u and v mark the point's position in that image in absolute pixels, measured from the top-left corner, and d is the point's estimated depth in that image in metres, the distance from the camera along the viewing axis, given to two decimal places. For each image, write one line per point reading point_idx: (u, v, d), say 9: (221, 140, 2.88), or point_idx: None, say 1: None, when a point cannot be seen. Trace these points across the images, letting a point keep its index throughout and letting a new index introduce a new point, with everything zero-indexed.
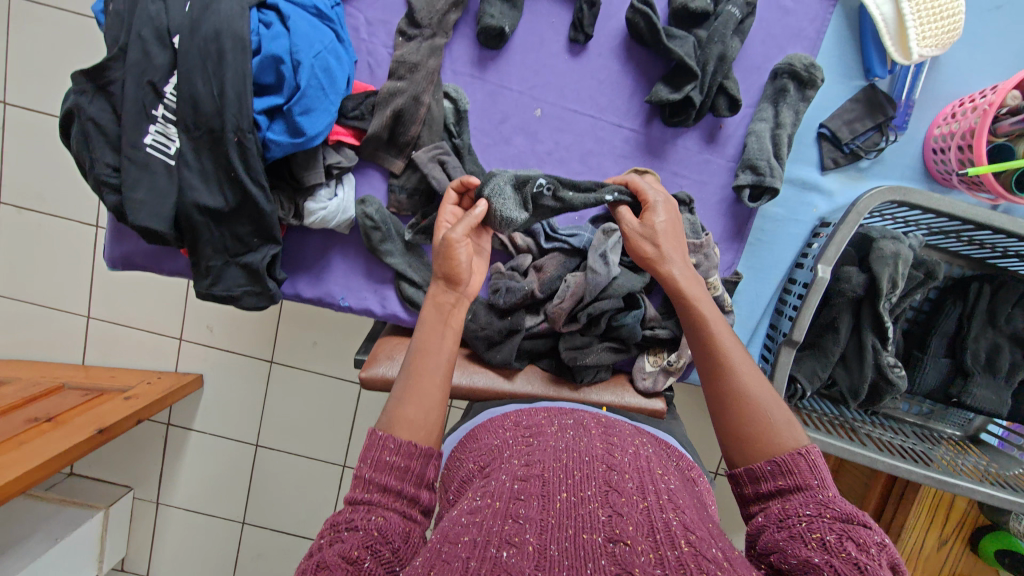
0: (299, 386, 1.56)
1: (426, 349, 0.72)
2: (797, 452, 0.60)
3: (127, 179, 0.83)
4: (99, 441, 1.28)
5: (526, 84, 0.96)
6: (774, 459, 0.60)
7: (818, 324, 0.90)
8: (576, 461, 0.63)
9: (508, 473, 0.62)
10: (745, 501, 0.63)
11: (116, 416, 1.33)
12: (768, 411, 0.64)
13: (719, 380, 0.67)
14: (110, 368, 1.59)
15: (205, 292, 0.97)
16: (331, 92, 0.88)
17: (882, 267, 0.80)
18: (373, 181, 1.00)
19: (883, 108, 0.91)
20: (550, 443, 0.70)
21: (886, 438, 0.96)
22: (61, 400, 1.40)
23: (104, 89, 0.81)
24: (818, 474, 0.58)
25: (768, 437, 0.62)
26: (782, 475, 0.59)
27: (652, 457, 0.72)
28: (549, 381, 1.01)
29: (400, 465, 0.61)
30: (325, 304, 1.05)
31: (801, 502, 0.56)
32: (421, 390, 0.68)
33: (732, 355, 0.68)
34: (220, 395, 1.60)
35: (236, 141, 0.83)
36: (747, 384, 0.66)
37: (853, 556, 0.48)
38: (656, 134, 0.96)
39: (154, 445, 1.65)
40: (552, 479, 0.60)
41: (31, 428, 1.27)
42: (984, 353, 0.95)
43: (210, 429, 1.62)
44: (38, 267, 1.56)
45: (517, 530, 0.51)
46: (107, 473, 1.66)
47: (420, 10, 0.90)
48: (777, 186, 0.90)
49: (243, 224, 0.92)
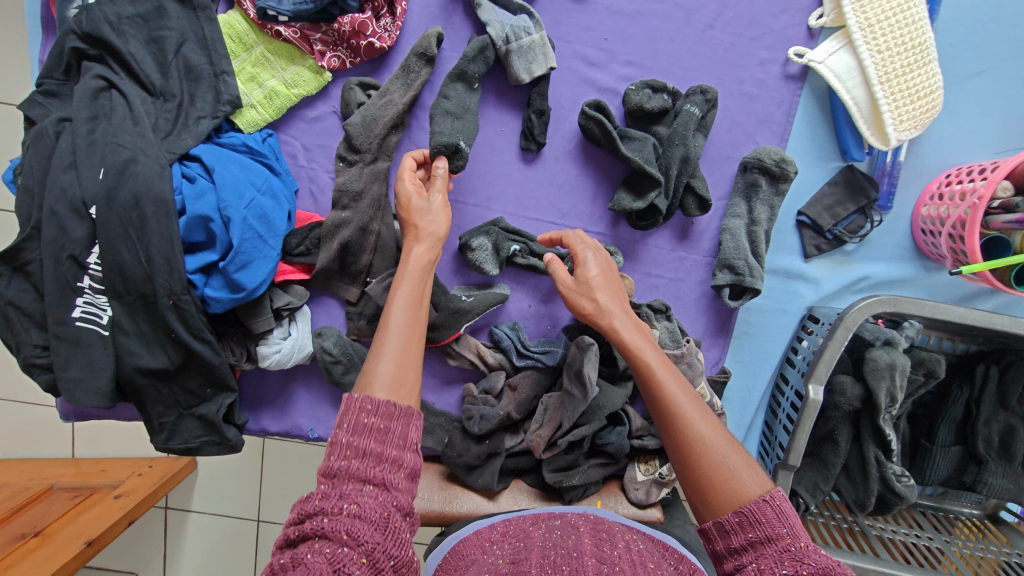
0: (292, 460, 1.52)
1: (404, 319, 0.61)
2: (763, 498, 0.52)
3: (58, 358, 0.77)
4: (90, 553, 1.22)
5: (482, 197, 0.89)
6: (740, 510, 0.52)
7: (816, 434, 0.83)
8: (564, 557, 0.58)
9: (492, 573, 0.58)
10: (719, 564, 0.53)
11: (104, 524, 1.27)
12: (726, 455, 0.55)
13: (669, 428, 0.59)
14: (100, 460, 1.54)
15: (160, 450, 0.88)
16: (270, 236, 0.81)
17: (878, 381, 0.75)
18: (330, 310, 0.94)
19: (865, 190, 0.84)
20: (536, 543, 0.64)
21: (897, 537, 0.89)
22: (48, 508, 1.34)
23: (21, 269, 0.76)
24: (788, 521, 0.50)
25: (730, 484, 0.54)
26: (750, 527, 0.50)
27: (647, 552, 0.64)
28: (537, 497, 0.94)
29: (380, 427, 0.50)
30: (293, 436, 0.99)
31: (775, 562, 0.47)
32: (404, 352, 0.58)
33: (680, 398, 0.60)
34: (214, 482, 1.56)
35: (172, 305, 0.78)
36: (700, 427, 0.57)
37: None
38: (624, 236, 0.90)
39: (153, 530, 1.60)
40: (537, 575, 0.54)
41: (18, 546, 1.21)
42: (997, 437, 0.88)
43: (209, 508, 1.57)
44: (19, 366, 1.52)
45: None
46: (108, 560, 1.61)
47: (356, 136, 0.83)
48: (759, 286, 0.83)
49: (192, 376, 0.85)
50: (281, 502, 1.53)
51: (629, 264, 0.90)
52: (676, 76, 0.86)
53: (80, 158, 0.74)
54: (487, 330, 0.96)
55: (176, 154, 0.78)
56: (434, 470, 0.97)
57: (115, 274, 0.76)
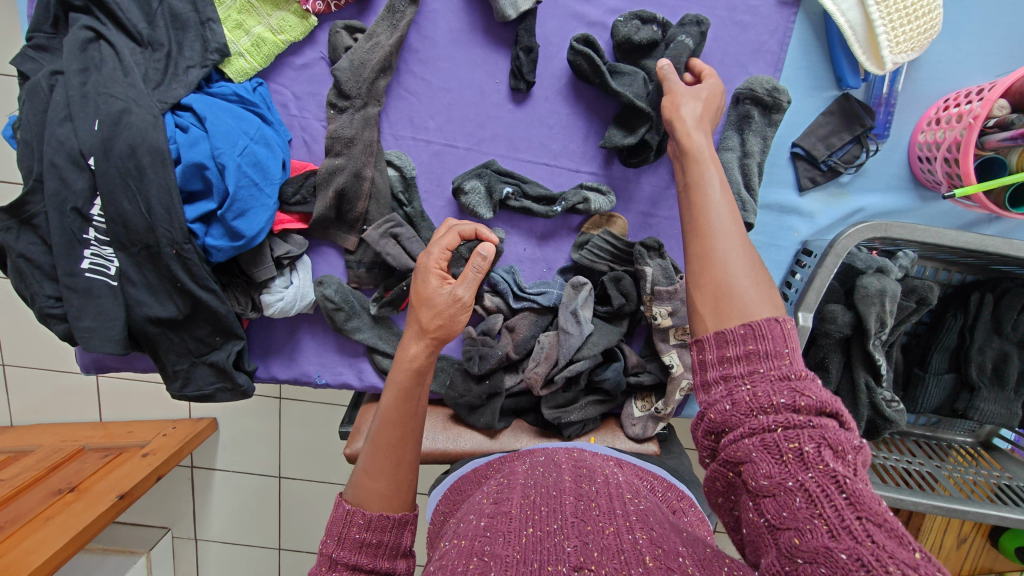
0: (305, 418, 1.57)
1: (391, 411, 0.66)
2: (774, 320, 0.49)
3: (71, 308, 0.81)
4: (121, 506, 1.30)
5: (473, 139, 0.89)
6: (750, 323, 0.50)
7: (808, 363, 0.84)
8: (543, 497, 0.61)
9: (476, 513, 0.61)
10: (703, 373, 0.52)
11: (134, 479, 1.35)
12: (749, 279, 0.53)
13: (702, 241, 0.56)
14: (126, 423, 1.62)
15: (176, 397, 0.92)
16: (265, 185, 0.83)
17: (867, 307, 0.75)
18: (329, 259, 0.96)
19: (861, 119, 0.83)
20: (519, 482, 0.67)
21: (889, 463, 0.92)
22: (81, 466, 1.44)
23: (29, 223, 0.78)
24: (792, 343, 0.48)
25: (744, 302, 0.51)
26: (754, 341, 0.48)
27: (626, 483, 0.66)
28: (537, 436, 0.97)
29: (370, 541, 0.60)
30: (302, 383, 1.03)
31: (773, 394, 0.45)
32: (400, 459, 0.64)
33: (721, 216, 0.57)
34: (233, 438, 1.62)
35: (175, 254, 0.81)
36: (733, 250, 0.55)
37: (833, 470, 0.41)
38: (616, 175, 0.90)
39: (180, 488, 1.68)
40: (517, 515, 0.57)
41: (55, 502, 1.30)
42: (990, 364, 0.89)
43: (230, 467, 1.64)
44: (39, 333, 1.57)
45: (482, 568, 0.48)
46: (143, 516, 1.71)
47: (345, 81, 0.83)
48: (751, 220, 0.83)
49: (202, 325, 0.89)
50: (298, 454, 1.60)
51: (622, 204, 0.91)
52: (666, 6, 0.84)
53: (75, 110, 0.75)
54: None
55: (168, 103, 0.79)
56: (439, 412, 1.00)
57: (118, 224, 0.78)
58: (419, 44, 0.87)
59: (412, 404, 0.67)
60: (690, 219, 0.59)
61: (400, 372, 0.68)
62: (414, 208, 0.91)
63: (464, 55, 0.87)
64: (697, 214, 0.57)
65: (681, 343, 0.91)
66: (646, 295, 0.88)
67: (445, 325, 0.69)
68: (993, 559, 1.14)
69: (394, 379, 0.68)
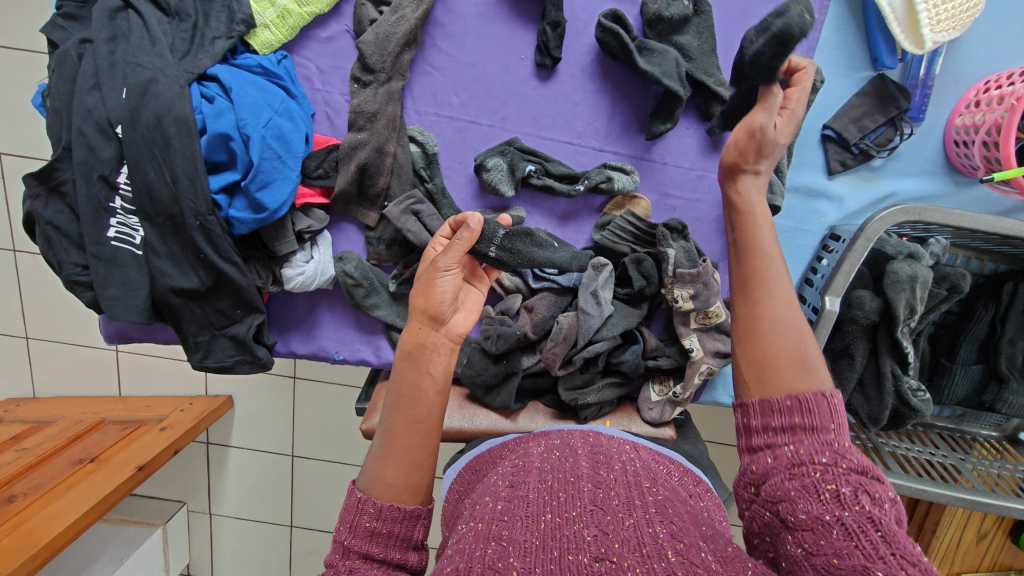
0: (322, 400, 1.58)
1: (397, 399, 0.65)
2: (821, 393, 0.50)
3: (97, 276, 0.82)
4: (140, 478, 1.33)
5: (497, 116, 0.88)
6: (797, 395, 0.51)
7: (832, 349, 0.83)
8: (561, 482, 0.61)
9: (493, 495, 0.62)
10: (746, 437, 0.54)
11: (153, 452, 1.38)
12: (805, 346, 0.54)
13: (752, 301, 0.57)
14: (146, 399, 1.65)
15: (196, 367, 0.93)
16: (289, 158, 0.83)
17: (897, 293, 0.73)
18: (349, 235, 0.96)
19: (896, 100, 0.81)
20: (534, 466, 0.67)
21: (912, 454, 0.90)
22: (101, 438, 1.47)
23: (56, 190, 0.79)
24: (839, 418, 0.49)
25: (794, 372, 0.53)
26: (800, 413, 0.50)
27: (642, 470, 0.65)
28: (553, 418, 0.97)
29: (381, 531, 0.58)
30: (320, 358, 1.03)
31: (815, 451, 0.47)
32: (409, 448, 0.63)
33: (775, 277, 0.57)
34: (249, 416, 1.64)
35: (198, 225, 0.81)
36: (785, 313, 0.55)
37: (870, 511, 0.42)
38: (641, 155, 0.89)
39: (197, 464, 1.72)
40: (535, 500, 0.58)
41: (76, 471, 1.33)
42: (1021, 357, 0.87)
43: (246, 444, 1.67)
44: (62, 309, 1.59)
45: (500, 553, 0.50)
46: (160, 491, 1.75)
47: (370, 54, 0.83)
48: (777, 203, 0.83)
49: (223, 298, 0.90)
50: (313, 433, 1.62)
51: (645, 184, 0.90)
52: None
53: (103, 78, 0.76)
54: None
55: (195, 74, 0.79)
56: (455, 392, 1.00)
57: (144, 194, 0.79)
58: (444, 18, 0.86)
59: (418, 391, 0.65)
60: (739, 278, 0.59)
61: (400, 352, 0.68)
62: (435, 185, 0.90)
63: (489, 29, 0.86)
64: (749, 275, 0.58)
65: (701, 328, 0.89)
66: (668, 277, 0.86)
67: (426, 294, 0.68)
68: (1014, 557, 1.12)
69: (397, 366, 0.67)
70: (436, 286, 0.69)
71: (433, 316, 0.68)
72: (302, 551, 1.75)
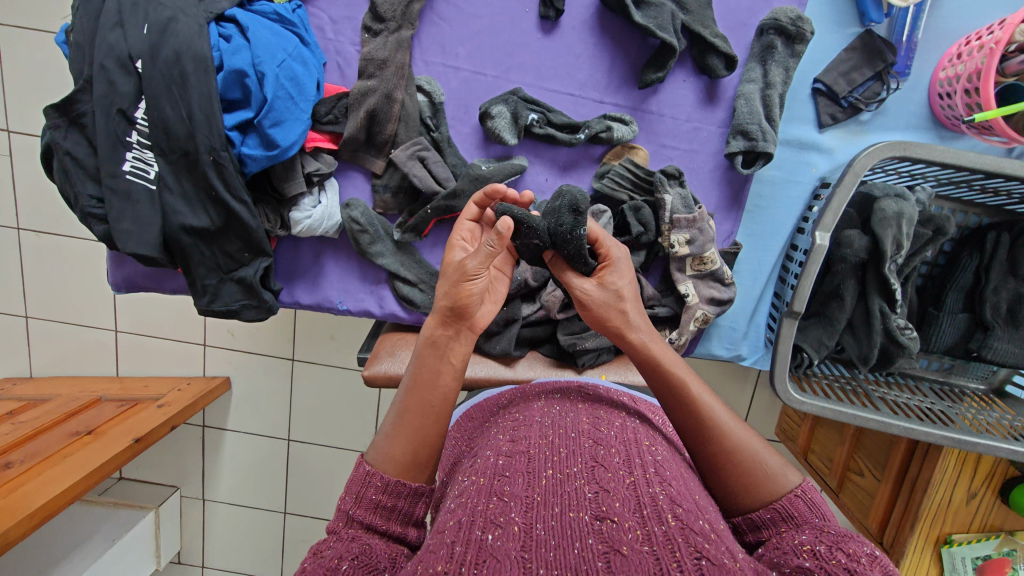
0: (323, 381, 1.60)
1: (414, 388, 0.67)
2: (794, 494, 0.59)
3: (111, 210, 0.84)
4: (137, 450, 1.35)
5: (502, 67, 0.92)
6: (773, 507, 0.59)
7: (823, 292, 0.86)
8: (562, 438, 0.64)
9: (494, 450, 0.64)
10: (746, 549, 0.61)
11: (150, 425, 1.39)
12: (763, 459, 0.62)
13: (704, 440, 0.64)
14: (144, 379, 1.66)
15: (202, 311, 0.95)
16: (301, 100, 0.86)
17: (884, 229, 0.77)
18: (356, 183, 0.98)
19: (882, 54, 0.85)
20: (535, 420, 0.70)
21: (903, 400, 0.92)
22: (99, 413, 1.48)
23: (76, 122, 0.82)
24: (818, 513, 0.58)
25: (764, 483, 0.61)
26: (782, 522, 0.58)
27: (640, 428, 0.70)
28: (551, 366, 1.00)
29: (386, 503, 0.59)
30: (324, 309, 1.06)
31: (798, 532, 0.55)
32: (421, 430, 0.65)
33: (716, 411, 0.65)
34: (247, 396, 1.65)
35: (212, 161, 0.84)
36: (735, 437, 0.63)
37: (843, 562, 0.48)
38: (639, 107, 0.92)
39: (191, 446, 1.72)
40: (537, 455, 0.61)
41: (73, 441, 1.34)
42: (1005, 305, 0.89)
43: (243, 427, 1.68)
44: (63, 285, 1.61)
45: (503, 507, 0.52)
46: (154, 474, 1.75)
47: (382, 3, 0.87)
48: (770, 150, 0.86)
49: (232, 240, 0.92)
50: (310, 407, 1.62)
51: (643, 135, 0.93)
52: None
53: (126, 16, 0.79)
54: None
55: (213, 14, 0.83)
56: None
57: (160, 129, 0.82)
58: None
59: (436, 377, 0.68)
60: (683, 421, 0.66)
61: (422, 342, 0.70)
62: (440, 133, 0.94)
63: None
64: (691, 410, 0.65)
65: (697, 274, 0.92)
66: (665, 224, 0.90)
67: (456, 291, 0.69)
68: (1005, 519, 1.13)
69: (419, 350, 0.69)
70: (465, 286, 0.69)
71: (456, 308, 0.69)
72: (295, 538, 1.74)
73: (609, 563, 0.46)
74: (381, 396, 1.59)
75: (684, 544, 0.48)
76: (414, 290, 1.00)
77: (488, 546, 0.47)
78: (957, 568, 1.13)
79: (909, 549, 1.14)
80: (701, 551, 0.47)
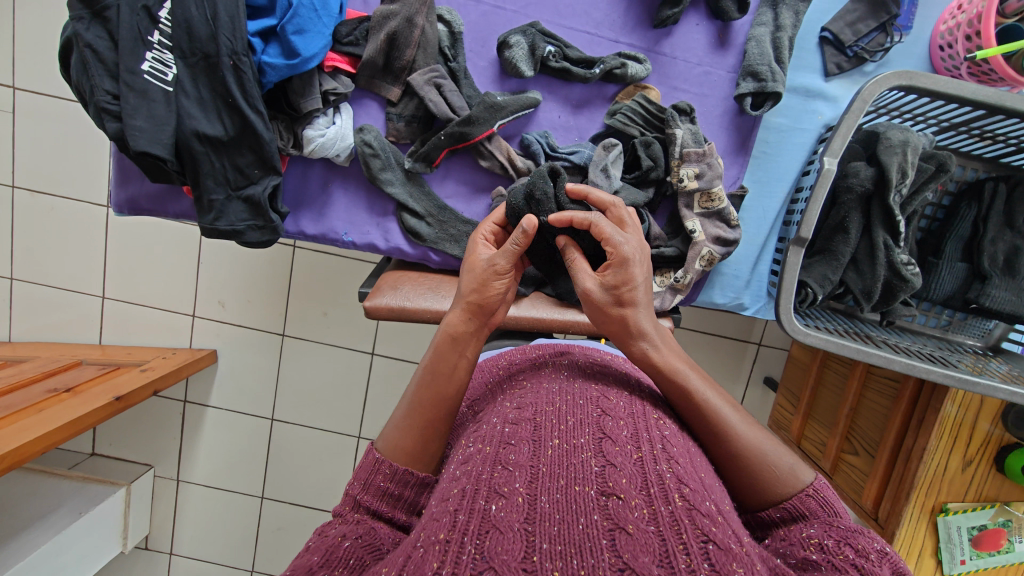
0: (314, 355, 1.55)
1: (424, 379, 0.66)
2: (805, 491, 0.57)
3: (126, 107, 0.82)
4: (117, 408, 1.28)
5: (521, 2, 0.96)
6: (783, 506, 0.56)
7: (828, 227, 0.88)
8: (569, 405, 0.59)
9: (500, 416, 0.59)
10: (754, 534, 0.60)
11: (132, 385, 1.33)
12: (773, 458, 0.59)
13: (710, 443, 0.61)
14: (127, 348, 1.60)
15: (207, 229, 0.93)
16: (324, 15, 0.88)
17: (890, 156, 0.80)
18: (370, 111, 0.99)
19: (887, 6, 0.88)
20: (544, 386, 0.65)
21: (903, 344, 0.94)
22: (79, 374, 1.40)
23: (100, 15, 0.82)
24: (830, 510, 0.55)
25: (774, 484, 0.57)
26: (792, 519, 0.56)
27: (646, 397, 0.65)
28: (556, 305, 1.00)
29: (392, 491, 0.58)
30: (329, 241, 1.04)
31: (807, 526, 0.53)
32: (431, 424, 0.63)
33: (722, 411, 0.62)
34: (233, 368, 1.59)
35: (232, 65, 0.85)
36: (741, 437, 0.60)
37: (852, 559, 0.47)
38: (653, 48, 0.95)
39: (172, 422, 1.64)
40: (543, 422, 0.55)
41: (50, 397, 1.26)
42: (1003, 256, 0.91)
43: (226, 404, 1.61)
44: (54, 244, 1.56)
45: (506, 476, 0.48)
46: (129, 451, 1.66)
47: None
48: (779, 89, 0.89)
49: (244, 154, 0.91)
50: (298, 378, 1.57)
51: (655, 77, 0.96)
52: None
53: None
54: (518, 138, 1.00)
55: None
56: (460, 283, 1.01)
57: (183, 29, 0.83)
58: None
59: (447, 372, 0.66)
60: (690, 425, 0.63)
61: (440, 336, 0.69)
62: (458, 64, 0.96)
63: None
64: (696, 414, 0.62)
65: (704, 212, 0.94)
66: (675, 158, 0.92)
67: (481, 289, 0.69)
68: (998, 489, 1.12)
69: (436, 343, 0.68)
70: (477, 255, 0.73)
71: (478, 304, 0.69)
72: (270, 526, 1.64)
73: (613, 541, 0.42)
74: (372, 369, 1.55)
75: (691, 527, 0.44)
76: (422, 223, 1.00)
77: (491, 517, 0.43)
78: (952, 538, 1.10)
79: (904, 521, 1.09)
80: (710, 536, 0.43)
